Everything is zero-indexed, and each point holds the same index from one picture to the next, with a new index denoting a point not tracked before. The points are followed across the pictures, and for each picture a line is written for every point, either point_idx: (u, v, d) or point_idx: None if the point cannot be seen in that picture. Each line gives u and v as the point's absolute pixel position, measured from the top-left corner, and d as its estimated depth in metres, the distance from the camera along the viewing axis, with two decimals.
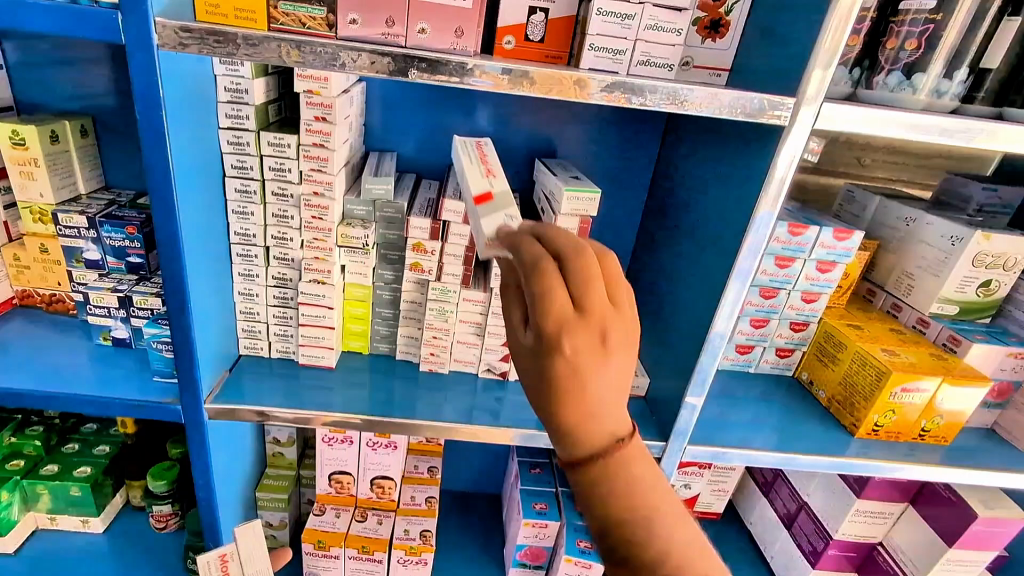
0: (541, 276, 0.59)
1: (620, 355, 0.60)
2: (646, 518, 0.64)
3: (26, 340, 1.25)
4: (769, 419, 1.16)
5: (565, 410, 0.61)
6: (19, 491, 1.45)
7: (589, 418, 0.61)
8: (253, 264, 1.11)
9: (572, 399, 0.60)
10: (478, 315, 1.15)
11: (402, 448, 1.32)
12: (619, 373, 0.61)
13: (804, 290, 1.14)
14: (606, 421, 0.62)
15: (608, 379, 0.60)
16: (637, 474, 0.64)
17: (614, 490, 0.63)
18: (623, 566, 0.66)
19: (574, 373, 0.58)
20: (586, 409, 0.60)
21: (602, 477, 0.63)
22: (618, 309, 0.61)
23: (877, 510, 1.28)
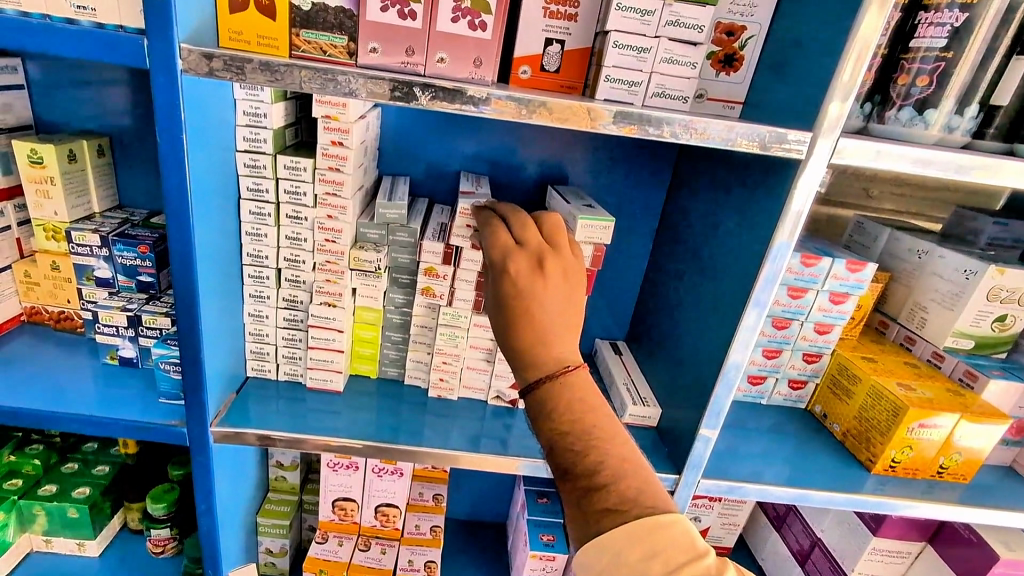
0: (493, 235, 0.84)
1: (556, 278, 0.78)
2: (583, 430, 0.72)
3: (33, 358, 1.25)
4: (783, 453, 1.14)
5: (517, 331, 0.76)
6: (16, 512, 1.43)
7: (534, 332, 0.75)
8: (263, 286, 1.11)
9: (522, 320, 0.76)
10: (489, 341, 1.14)
11: (408, 476, 1.30)
12: (559, 301, 0.77)
13: (817, 321, 1.13)
14: (548, 340, 0.75)
15: (546, 299, 0.76)
16: (580, 390, 0.74)
17: (554, 399, 0.74)
18: (567, 478, 0.72)
19: (517, 289, 0.76)
20: (527, 320, 0.76)
21: (545, 392, 0.74)
22: (554, 249, 0.81)
23: (894, 549, 1.25)
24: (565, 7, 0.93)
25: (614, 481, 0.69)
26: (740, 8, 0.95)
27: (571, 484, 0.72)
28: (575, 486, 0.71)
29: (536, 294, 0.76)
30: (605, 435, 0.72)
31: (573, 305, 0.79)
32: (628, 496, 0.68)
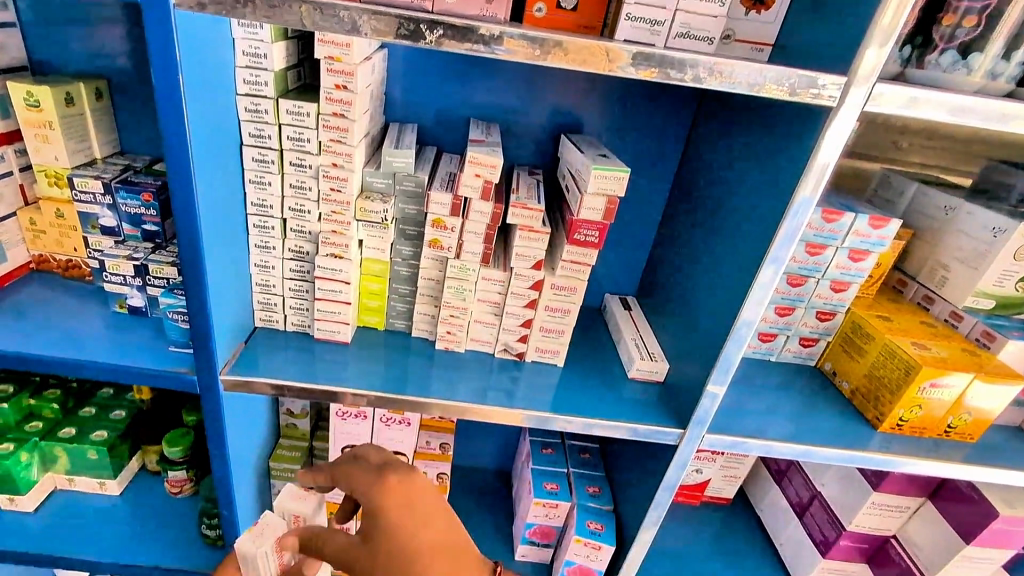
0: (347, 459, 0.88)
1: (401, 483, 0.83)
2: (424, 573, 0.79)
3: (43, 305, 1.25)
4: (790, 410, 1.14)
5: (367, 497, 0.83)
6: (38, 452, 1.48)
7: (403, 512, 0.81)
8: (269, 236, 1.09)
9: (394, 524, 0.80)
10: (497, 295, 1.12)
11: (415, 425, 1.32)
12: (421, 494, 0.83)
13: (834, 279, 1.11)
14: (417, 548, 0.79)
15: (417, 504, 0.82)
16: (432, 561, 0.78)
17: (390, 538, 0.80)
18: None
19: (379, 497, 0.82)
20: (381, 519, 0.81)
21: (380, 515, 0.81)
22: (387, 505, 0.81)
23: (893, 504, 1.27)
24: None
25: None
26: None
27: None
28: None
29: (405, 518, 0.80)
30: (424, 560, 0.78)
31: (444, 510, 0.84)
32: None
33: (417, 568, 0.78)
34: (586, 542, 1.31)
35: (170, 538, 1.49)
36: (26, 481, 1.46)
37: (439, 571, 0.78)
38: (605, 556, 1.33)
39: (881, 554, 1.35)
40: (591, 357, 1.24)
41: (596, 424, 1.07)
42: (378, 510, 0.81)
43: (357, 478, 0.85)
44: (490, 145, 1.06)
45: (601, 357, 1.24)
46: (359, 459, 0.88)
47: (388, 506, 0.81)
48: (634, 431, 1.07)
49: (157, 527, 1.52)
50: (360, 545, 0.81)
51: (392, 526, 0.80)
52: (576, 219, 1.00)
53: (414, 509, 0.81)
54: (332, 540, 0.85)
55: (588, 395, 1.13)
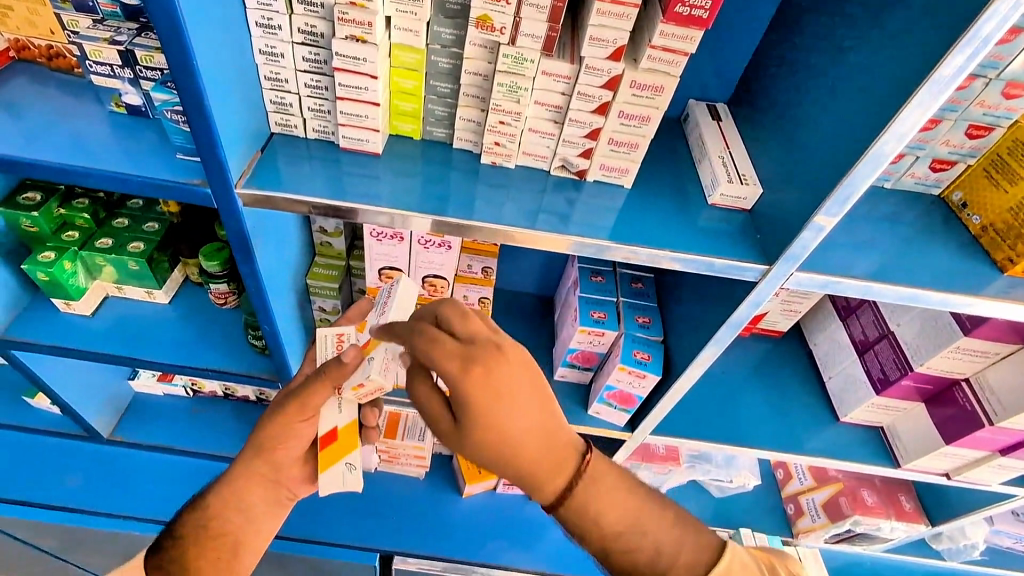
0: (422, 334, 0.79)
1: (490, 354, 0.79)
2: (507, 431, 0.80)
3: (35, 101, 1.09)
4: (898, 249, 0.96)
5: (445, 369, 0.77)
6: (81, 261, 1.46)
7: (489, 391, 0.78)
8: (273, 9, 0.85)
9: (478, 398, 0.77)
10: (560, 96, 0.90)
11: (457, 249, 1.21)
12: (501, 368, 0.78)
13: (1012, 79, 0.85)
14: (503, 420, 0.79)
15: (502, 379, 0.78)
16: (515, 425, 0.80)
17: (475, 414, 0.79)
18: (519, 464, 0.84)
19: (461, 383, 0.77)
20: (467, 393, 0.77)
21: (465, 397, 0.77)
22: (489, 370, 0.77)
23: (980, 350, 1.16)
24: None
25: (523, 456, 0.83)
26: None
27: (469, 450, 0.83)
28: (469, 443, 0.82)
29: (490, 392, 0.78)
30: (509, 425, 0.80)
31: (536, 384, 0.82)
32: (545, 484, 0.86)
33: (502, 430, 0.80)
34: (631, 370, 1.28)
35: (221, 345, 1.54)
36: (75, 289, 1.46)
37: (522, 429, 0.81)
38: (649, 384, 1.30)
39: (944, 395, 1.29)
40: (664, 177, 1.05)
41: (661, 256, 0.93)
42: (465, 391, 0.77)
43: (437, 353, 0.77)
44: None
45: (676, 178, 1.05)
46: (457, 307, 0.83)
47: (474, 384, 0.77)
48: (708, 265, 0.92)
49: (208, 334, 1.56)
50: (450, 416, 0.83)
51: (477, 402, 0.77)
52: None
53: (499, 386, 0.78)
54: (426, 409, 0.85)
55: (658, 223, 0.97)
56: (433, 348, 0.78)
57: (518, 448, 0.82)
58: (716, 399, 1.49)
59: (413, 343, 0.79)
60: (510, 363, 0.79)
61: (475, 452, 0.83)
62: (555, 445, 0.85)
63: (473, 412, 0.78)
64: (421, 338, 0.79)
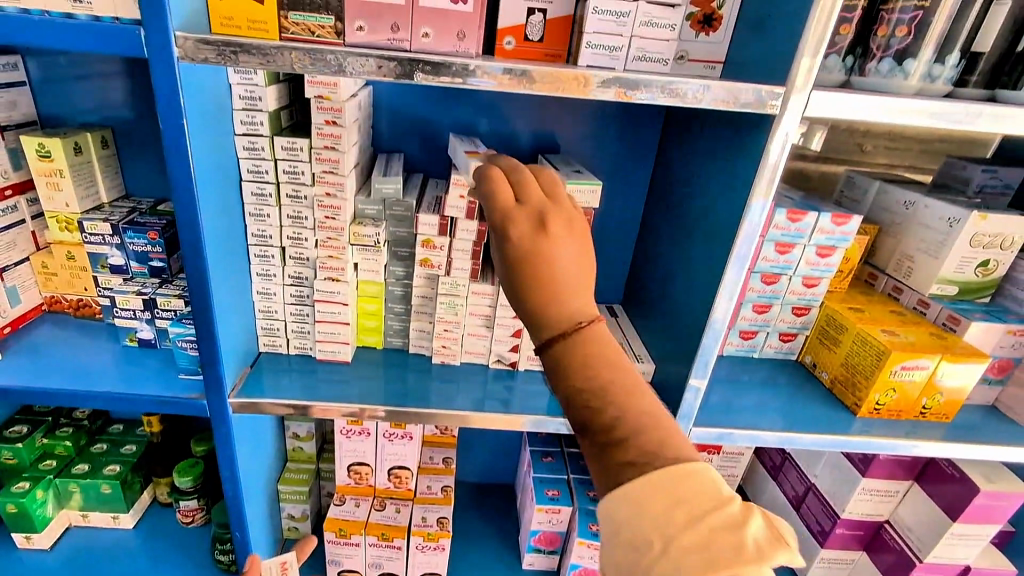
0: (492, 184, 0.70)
1: (563, 232, 0.67)
2: (602, 391, 0.66)
3: (56, 343, 1.30)
4: (773, 403, 1.19)
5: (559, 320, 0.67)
6: (53, 489, 1.51)
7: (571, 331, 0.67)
8: (270, 265, 1.15)
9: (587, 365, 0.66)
10: (487, 307, 1.19)
11: (418, 439, 1.36)
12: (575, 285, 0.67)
13: (804, 275, 1.20)
14: (566, 297, 0.67)
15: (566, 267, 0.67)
16: (565, 278, 0.66)
17: (562, 364, 0.67)
18: (590, 437, 0.67)
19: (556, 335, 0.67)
20: (550, 302, 0.67)
21: (561, 350, 0.67)
22: (554, 236, 0.67)
23: (883, 488, 1.31)
24: None
25: (636, 432, 0.64)
26: None
27: (590, 436, 0.67)
28: (592, 440, 0.67)
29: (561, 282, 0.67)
30: (601, 387, 0.66)
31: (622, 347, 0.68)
32: (649, 449, 0.63)
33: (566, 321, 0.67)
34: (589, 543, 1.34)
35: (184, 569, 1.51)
36: (41, 520, 1.48)
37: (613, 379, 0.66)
38: None
39: (876, 541, 1.38)
40: None
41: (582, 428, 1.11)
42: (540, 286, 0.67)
43: (526, 284, 0.66)
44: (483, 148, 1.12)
45: None
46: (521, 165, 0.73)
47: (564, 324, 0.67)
48: None
49: (171, 557, 1.54)
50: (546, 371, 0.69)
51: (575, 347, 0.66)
52: None
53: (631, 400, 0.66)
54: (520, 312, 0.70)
55: None
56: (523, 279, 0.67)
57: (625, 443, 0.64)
58: None
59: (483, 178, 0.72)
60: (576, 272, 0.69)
61: (600, 474, 0.66)
62: (707, 569, 0.57)
63: (569, 383, 0.67)
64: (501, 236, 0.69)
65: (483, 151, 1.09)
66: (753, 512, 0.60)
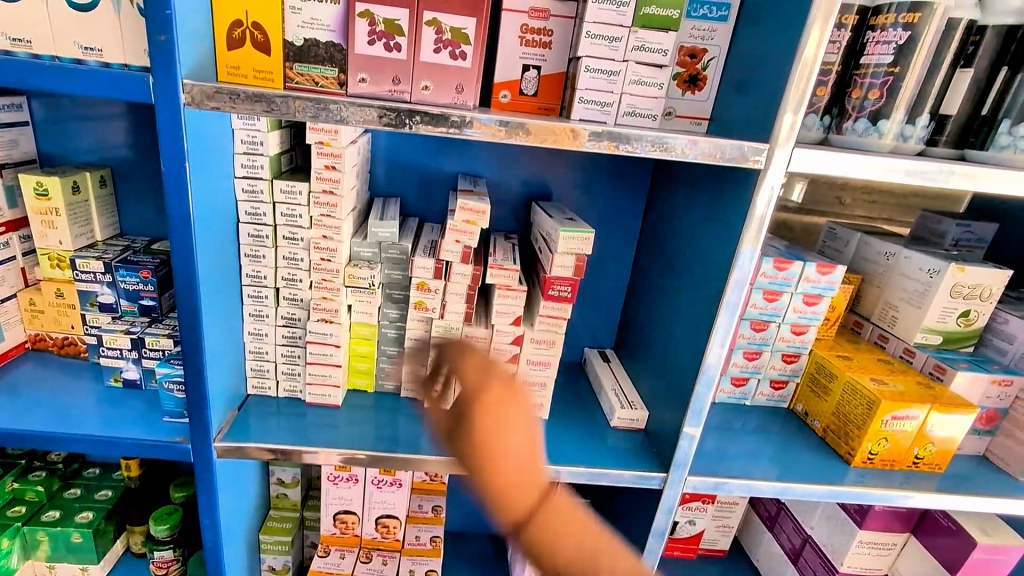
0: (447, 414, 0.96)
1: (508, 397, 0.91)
2: (539, 507, 0.83)
3: (36, 383, 1.26)
4: (766, 451, 1.18)
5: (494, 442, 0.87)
6: (19, 538, 1.41)
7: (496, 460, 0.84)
8: (263, 305, 1.15)
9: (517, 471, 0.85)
10: (481, 351, 1.19)
11: (407, 486, 1.33)
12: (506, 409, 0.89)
13: (793, 323, 1.22)
14: (502, 452, 0.85)
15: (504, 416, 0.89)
16: (506, 440, 0.84)
17: (497, 490, 0.84)
18: (537, 554, 0.82)
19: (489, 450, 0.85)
20: (490, 462, 0.85)
21: (508, 507, 0.83)
22: (489, 402, 0.88)
23: (880, 541, 1.29)
24: (541, 35, 1.00)
25: (557, 539, 0.82)
26: (701, 32, 1.02)
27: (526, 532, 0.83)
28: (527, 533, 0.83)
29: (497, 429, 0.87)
30: (536, 516, 0.83)
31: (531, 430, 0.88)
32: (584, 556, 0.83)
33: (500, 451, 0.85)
34: None
35: None
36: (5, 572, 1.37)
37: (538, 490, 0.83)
38: None
39: None
40: (575, 408, 1.29)
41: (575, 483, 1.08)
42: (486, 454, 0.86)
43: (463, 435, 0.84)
44: (477, 195, 1.14)
45: (586, 409, 1.29)
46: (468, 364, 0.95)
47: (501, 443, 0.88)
48: (618, 478, 1.09)
49: None
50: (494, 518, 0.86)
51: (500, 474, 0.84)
52: (550, 277, 1.09)
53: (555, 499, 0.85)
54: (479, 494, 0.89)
55: (576, 445, 1.17)
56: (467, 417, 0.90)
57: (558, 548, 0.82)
58: None
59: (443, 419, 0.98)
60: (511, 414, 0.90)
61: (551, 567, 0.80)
62: None
63: (508, 511, 0.83)
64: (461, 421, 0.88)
65: (475, 198, 1.11)
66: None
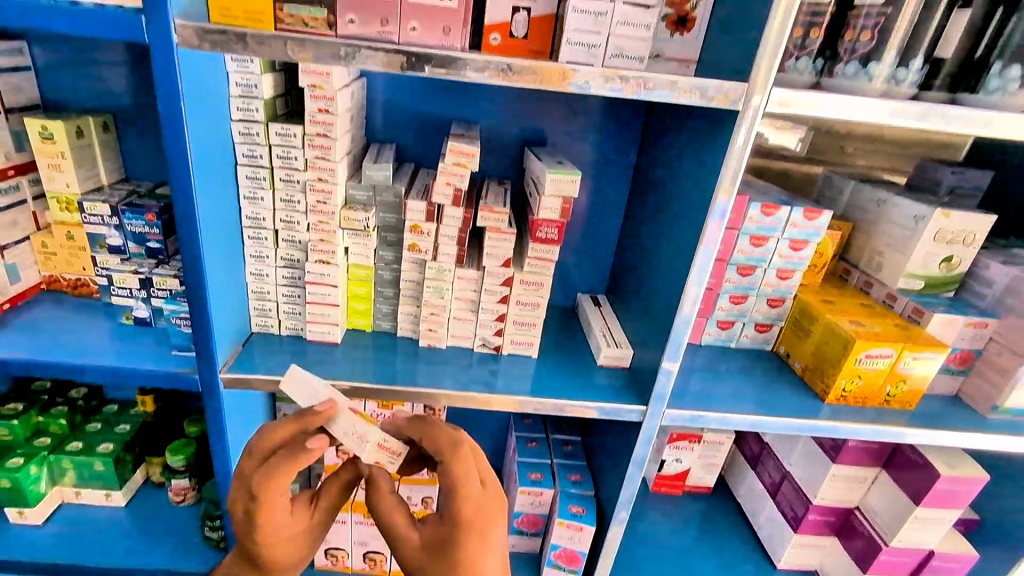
0: (457, 488, 0.87)
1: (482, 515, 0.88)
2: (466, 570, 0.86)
3: (53, 321, 1.33)
4: (745, 389, 1.23)
5: (472, 534, 0.87)
6: (47, 465, 1.52)
7: (466, 520, 0.87)
8: (263, 246, 1.19)
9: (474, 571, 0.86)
10: (472, 293, 1.23)
11: (405, 420, 1.37)
12: (490, 529, 0.88)
13: (778, 268, 1.25)
14: (469, 547, 0.86)
15: (490, 524, 0.88)
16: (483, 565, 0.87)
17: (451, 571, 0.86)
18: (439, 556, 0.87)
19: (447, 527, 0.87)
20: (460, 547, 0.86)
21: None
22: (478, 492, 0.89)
23: (853, 475, 1.36)
24: None
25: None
26: None
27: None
28: None
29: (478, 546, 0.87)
30: (476, 573, 0.86)
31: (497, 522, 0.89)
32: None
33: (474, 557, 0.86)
34: (568, 524, 1.35)
35: (176, 551, 1.51)
36: (35, 495, 1.49)
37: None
38: (588, 538, 1.36)
39: (847, 526, 1.42)
40: (564, 349, 1.35)
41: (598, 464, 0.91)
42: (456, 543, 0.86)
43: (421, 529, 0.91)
44: (469, 139, 1.17)
45: (576, 349, 1.35)
46: (443, 430, 0.93)
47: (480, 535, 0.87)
48: (601, 410, 1.15)
49: (166, 536, 1.55)
50: (419, 552, 0.90)
51: (463, 566, 0.86)
52: (537, 219, 1.12)
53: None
54: (400, 520, 0.93)
55: (562, 382, 1.23)
56: (467, 496, 0.88)
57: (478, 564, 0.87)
58: (659, 560, 1.53)
59: (449, 455, 0.89)
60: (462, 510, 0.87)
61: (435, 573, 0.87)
62: None
63: (427, 567, 0.88)
64: (438, 541, 0.88)
65: (470, 141, 1.14)
66: None
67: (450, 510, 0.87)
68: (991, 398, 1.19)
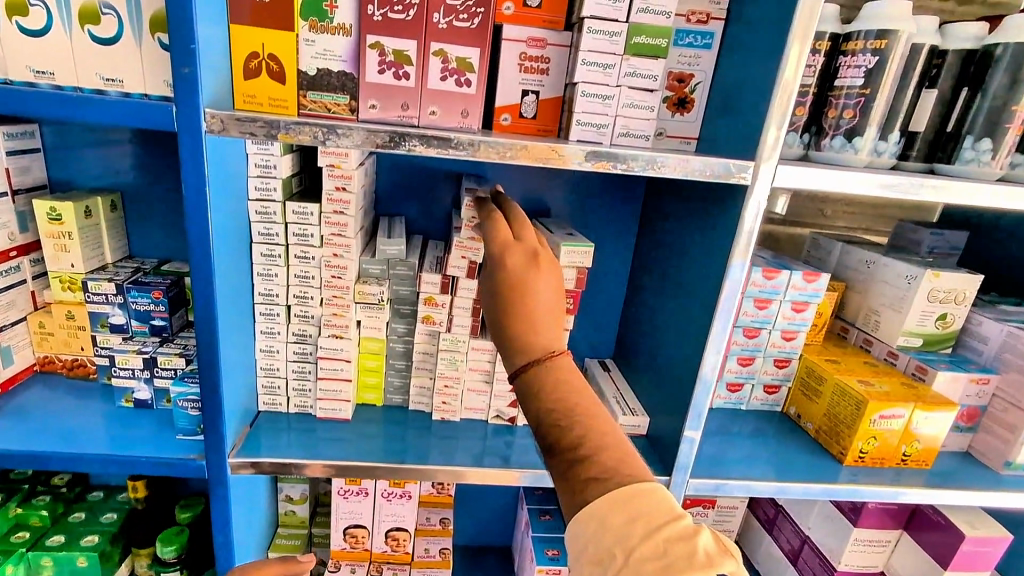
0: (493, 218, 0.97)
1: (546, 272, 0.91)
2: (578, 441, 0.79)
3: (47, 406, 1.27)
4: (763, 453, 1.23)
5: (597, 458, 0.78)
6: (23, 564, 1.39)
7: (556, 382, 0.84)
8: (274, 322, 1.18)
9: (536, 334, 0.88)
10: (487, 363, 1.23)
11: (417, 498, 1.31)
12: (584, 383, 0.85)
13: (783, 329, 1.28)
14: (569, 398, 0.82)
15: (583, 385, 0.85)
16: (580, 385, 0.84)
17: (563, 427, 0.81)
18: (554, 452, 0.82)
19: (525, 347, 0.87)
20: (560, 409, 0.82)
21: (560, 462, 0.80)
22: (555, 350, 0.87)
23: (875, 538, 1.34)
24: (538, 63, 1.07)
25: (596, 452, 0.78)
26: (687, 59, 1.09)
27: (558, 457, 0.81)
28: (560, 463, 0.80)
29: (587, 406, 0.82)
30: (585, 416, 0.81)
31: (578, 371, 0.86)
32: (609, 466, 0.77)
33: (565, 374, 0.84)
34: None
35: None
36: None
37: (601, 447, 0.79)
38: None
39: None
40: None
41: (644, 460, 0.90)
42: (586, 473, 0.77)
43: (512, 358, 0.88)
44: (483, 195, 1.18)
45: None
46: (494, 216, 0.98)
47: (602, 439, 0.79)
48: None
49: None
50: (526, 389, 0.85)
51: (574, 434, 0.80)
52: None
53: (653, 544, 0.70)
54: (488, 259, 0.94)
55: None
56: (566, 415, 0.81)
57: (584, 424, 0.80)
58: None
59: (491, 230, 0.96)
60: (566, 376, 0.84)
61: (563, 478, 0.80)
62: (662, 574, 0.68)
63: (549, 449, 0.82)
64: (512, 320, 0.89)
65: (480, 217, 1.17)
66: (701, 530, 0.72)
67: (523, 342, 0.88)
68: (1003, 454, 1.21)
